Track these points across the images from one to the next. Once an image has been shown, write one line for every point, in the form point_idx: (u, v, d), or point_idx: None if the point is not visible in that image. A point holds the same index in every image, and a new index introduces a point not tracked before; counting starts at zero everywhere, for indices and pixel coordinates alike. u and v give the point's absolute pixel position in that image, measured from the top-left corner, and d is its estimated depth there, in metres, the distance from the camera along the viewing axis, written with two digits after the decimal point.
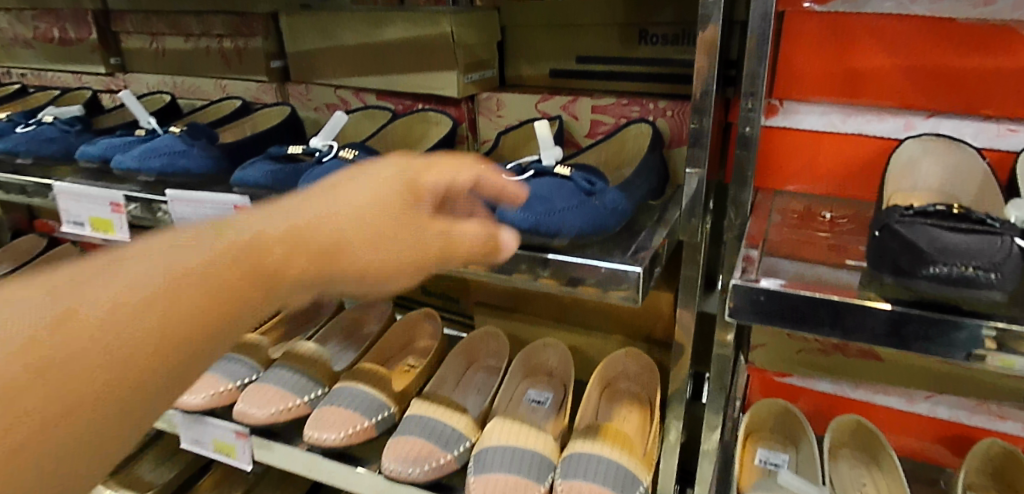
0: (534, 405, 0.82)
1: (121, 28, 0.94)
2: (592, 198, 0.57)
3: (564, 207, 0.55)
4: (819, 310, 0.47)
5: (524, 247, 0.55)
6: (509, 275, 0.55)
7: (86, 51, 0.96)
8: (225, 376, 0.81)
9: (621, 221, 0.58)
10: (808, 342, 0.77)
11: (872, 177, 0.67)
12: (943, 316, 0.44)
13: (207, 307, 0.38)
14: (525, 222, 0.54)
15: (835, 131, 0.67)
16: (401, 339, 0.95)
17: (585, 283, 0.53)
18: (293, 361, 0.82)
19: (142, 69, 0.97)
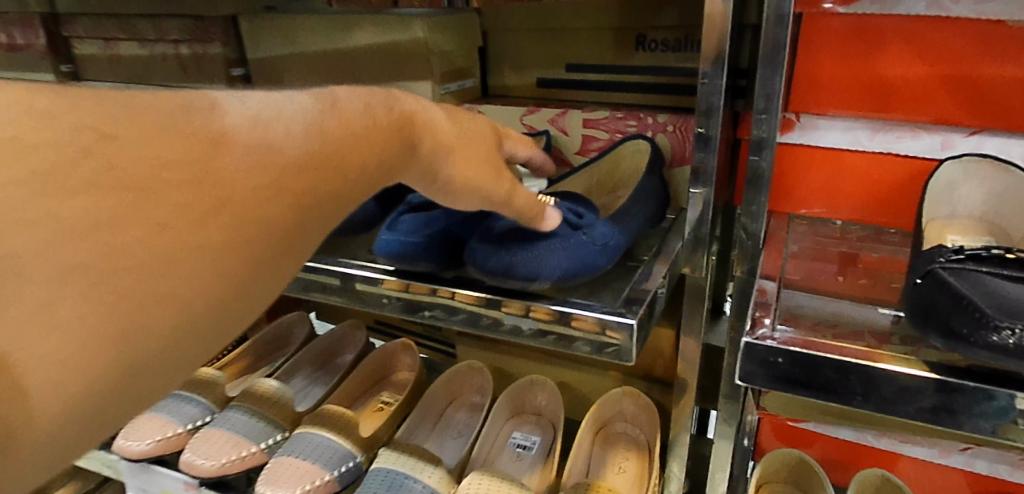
0: (518, 451, 0.74)
1: (72, 33, 0.86)
2: (580, 233, 0.48)
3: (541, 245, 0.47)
4: (851, 380, 0.39)
5: (502, 292, 0.47)
6: (487, 322, 0.48)
7: (36, 57, 0.88)
8: (176, 418, 0.74)
9: (612, 259, 0.50)
10: None
11: (903, 203, 0.58)
12: (998, 389, 0.36)
13: (354, 173, 0.36)
14: (497, 263, 0.47)
15: (860, 150, 0.58)
16: (375, 372, 0.86)
17: (574, 333, 0.45)
18: (250, 403, 0.74)
19: (97, 78, 0.89)
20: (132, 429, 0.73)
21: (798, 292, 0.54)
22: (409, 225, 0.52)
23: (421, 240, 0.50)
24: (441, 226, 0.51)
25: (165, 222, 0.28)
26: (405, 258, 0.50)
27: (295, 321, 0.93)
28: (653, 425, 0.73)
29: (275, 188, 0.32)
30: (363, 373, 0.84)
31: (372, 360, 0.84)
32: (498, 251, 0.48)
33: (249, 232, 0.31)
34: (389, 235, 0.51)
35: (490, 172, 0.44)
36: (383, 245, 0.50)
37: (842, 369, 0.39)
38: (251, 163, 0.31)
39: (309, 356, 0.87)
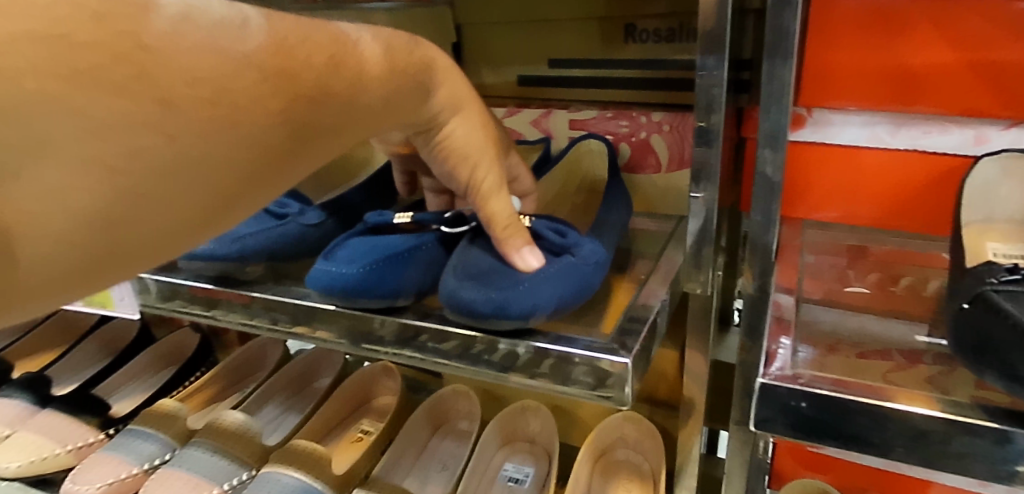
0: (509, 484, 0.67)
1: None
2: (566, 256, 0.42)
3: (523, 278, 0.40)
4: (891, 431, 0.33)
5: (467, 327, 0.40)
6: (480, 349, 0.40)
7: None
8: (131, 456, 0.67)
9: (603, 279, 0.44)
10: None
11: (934, 207, 0.52)
12: None
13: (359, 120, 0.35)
14: (485, 303, 0.38)
15: (882, 148, 0.52)
16: (354, 398, 0.79)
17: (578, 355, 0.37)
18: (213, 438, 0.68)
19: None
20: (82, 472, 0.67)
21: (820, 307, 0.48)
22: (357, 254, 0.43)
23: (377, 272, 0.41)
24: (397, 258, 0.43)
25: (179, 135, 0.27)
26: (364, 292, 0.41)
27: (268, 343, 0.86)
28: (657, 452, 0.66)
29: (284, 117, 0.31)
30: (341, 400, 0.77)
31: (350, 385, 0.78)
32: (481, 286, 0.39)
33: (247, 155, 0.30)
34: (333, 266, 0.42)
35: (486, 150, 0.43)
36: (327, 278, 0.42)
37: (878, 417, 0.33)
38: (270, 82, 0.30)
39: (281, 382, 0.81)
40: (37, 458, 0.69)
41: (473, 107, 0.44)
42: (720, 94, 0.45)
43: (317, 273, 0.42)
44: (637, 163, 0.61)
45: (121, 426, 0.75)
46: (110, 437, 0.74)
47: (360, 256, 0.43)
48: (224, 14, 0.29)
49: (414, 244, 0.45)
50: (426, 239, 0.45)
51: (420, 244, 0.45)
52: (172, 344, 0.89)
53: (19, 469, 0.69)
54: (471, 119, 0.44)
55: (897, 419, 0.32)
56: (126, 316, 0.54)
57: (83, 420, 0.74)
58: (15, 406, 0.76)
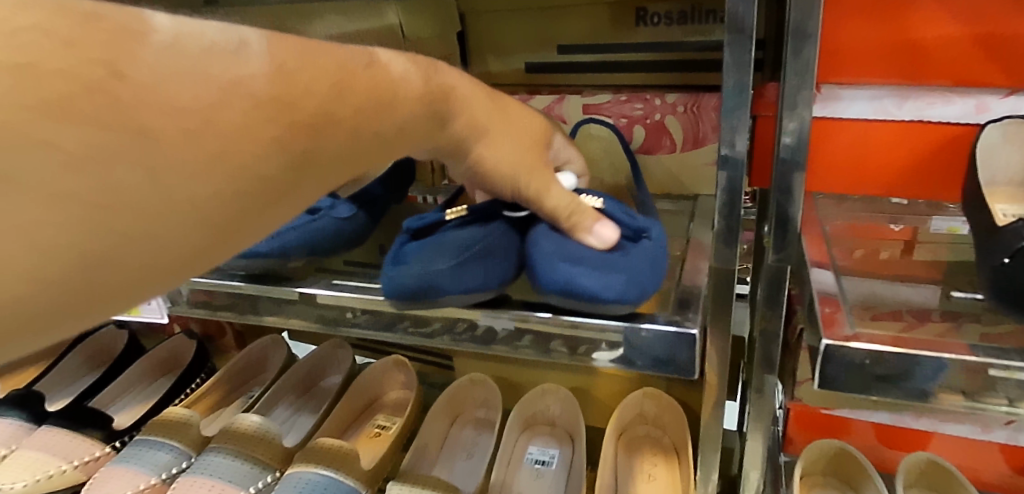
0: (537, 467, 0.68)
1: None
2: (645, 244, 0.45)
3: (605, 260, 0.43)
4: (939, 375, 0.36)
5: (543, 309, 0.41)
6: (463, 327, 0.43)
7: None
8: (145, 467, 0.65)
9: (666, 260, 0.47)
10: None
11: (936, 167, 0.56)
12: None
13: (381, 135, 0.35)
14: (605, 289, 0.39)
15: (887, 119, 0.56)
16: (367, 395, 0.78)
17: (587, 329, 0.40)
18: (231, 442, 0.66)
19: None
20: (95, 486, 0.64)
21: (857, 280, 0.49)
22: (438, 256, 0.42)
23: (467, 275, 0.41)
24: (477, 258, 0.43)
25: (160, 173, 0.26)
26: (461, 286, 0.41)
27: (270, 345, 0.85)
28: (680, 426, 0.69)
29: (281, 145, 0.30)
30: (355, 397, 0.76)
31: (362, 381, 0.77)
32: (593, 273, 0.40)
33: (286, 181, 0.31)
34: (418, 269, 0.41)
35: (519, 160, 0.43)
36: (417, 283, 0.40)
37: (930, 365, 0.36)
38: (269, 113, 0.29)
39: (288, 385, 0.79)
40: (41, 476, 0.66)
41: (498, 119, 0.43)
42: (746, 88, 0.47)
43: (402, 277, 0.41)
44: (652, 144, 0.62)
45: (127, 438, 0.72)
46: (117, 450, 0.71)
47: (442, 253, 0.43)
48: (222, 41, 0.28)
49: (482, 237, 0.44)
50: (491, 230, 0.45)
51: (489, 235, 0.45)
52: (167, 351, 0.86)
53: (25, 488, 0.65)
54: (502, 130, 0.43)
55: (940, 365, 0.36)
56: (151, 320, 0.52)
57: (86, 434, 0.71)
58: (8, 424, 0.72)
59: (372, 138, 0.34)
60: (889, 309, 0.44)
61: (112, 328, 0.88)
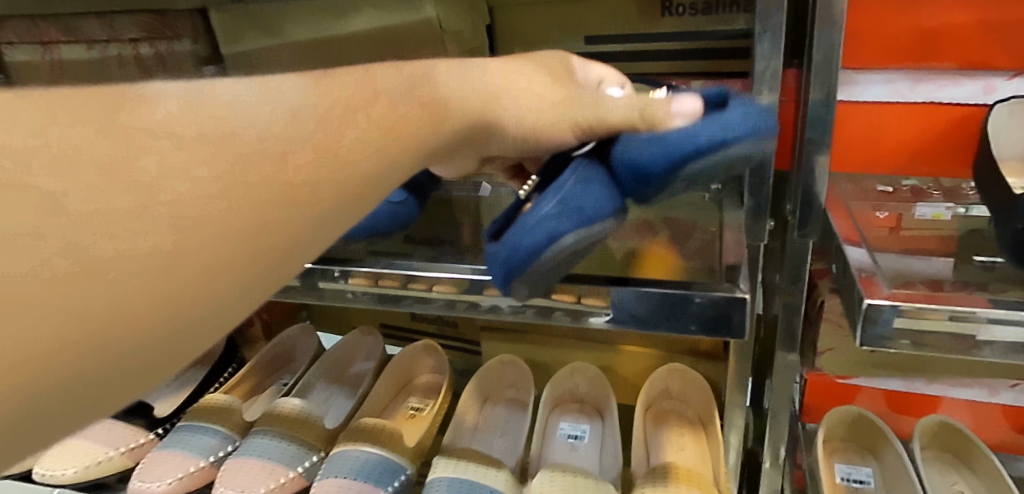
0: (570, 441, 0.71)
1: None
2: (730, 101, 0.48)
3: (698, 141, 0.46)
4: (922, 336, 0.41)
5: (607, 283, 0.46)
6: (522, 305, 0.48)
7: None
8: (194, 450, 0.67)
9: None
10: None
11: (945, 146, 0.61)
12: None
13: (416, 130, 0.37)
14: (722, 132, 0.44)
15: (901, 102, 0.61)
16: (397, 380, 0.80)
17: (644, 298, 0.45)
18: (276, 425, 0.68)
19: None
20: (146, 470, 0.66)
21: (887, 249, 0.52)
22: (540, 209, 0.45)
23: (576, 210, 0.44)
24: (578, 194, 0.45)
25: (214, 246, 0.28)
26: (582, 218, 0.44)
27: (298, 335, 0.87)
28: (706, 401, 0.73)
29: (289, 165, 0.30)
30: (388, 381, 0.78)
31: (395, 365, 0.79)
32: (702, 131, 0.44)
33: (396, 157, 0.35)
34: (539, 228, 0.43)
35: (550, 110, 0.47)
36: (534, 239, 0.43)
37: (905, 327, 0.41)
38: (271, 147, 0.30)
39: (321, 372, 0.81)
40: (91, 463, 0.67)
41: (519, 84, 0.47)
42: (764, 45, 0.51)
43: (518, 242, 0.44)
44: None
45: (170, 425, 0.73)
46: (161, 436, 0.72)
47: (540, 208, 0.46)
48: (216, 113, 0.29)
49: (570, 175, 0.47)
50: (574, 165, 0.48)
51: (573, 170, 0.47)
52: None
53: (75, 475, 0.67)
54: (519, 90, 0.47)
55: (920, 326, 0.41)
56: None
57: (131, 423, 0.72)
58: None
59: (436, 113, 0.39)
60: (918, 272, 0.48)
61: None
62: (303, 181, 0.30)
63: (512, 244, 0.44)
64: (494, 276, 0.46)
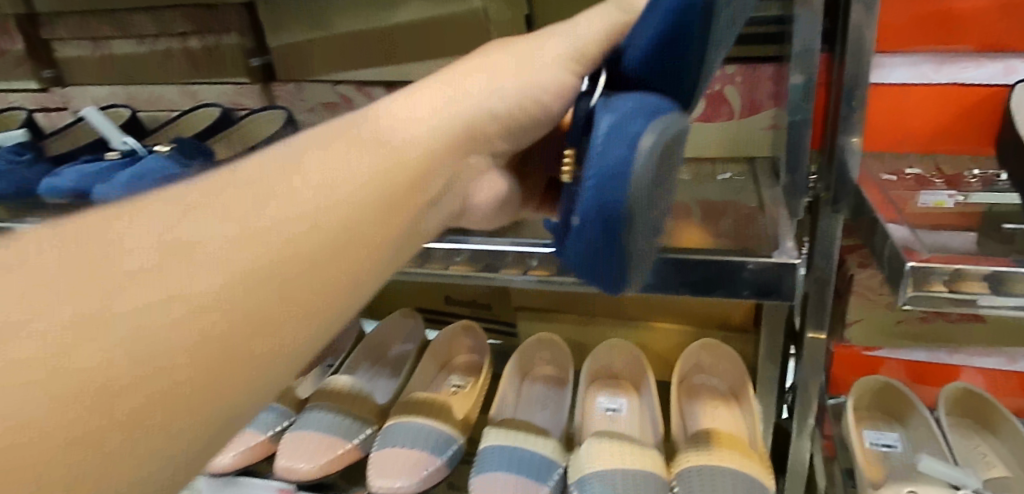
0: (610, 414, 0.74)
1: (52, 34, 0.80)
2: None
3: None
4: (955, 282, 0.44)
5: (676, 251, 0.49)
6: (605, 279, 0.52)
7: (13, 64, 0.82)
8: (254, 426, 0.70)
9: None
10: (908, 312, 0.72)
11: (966, 125, 0.65)
12: None
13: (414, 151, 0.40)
14: None
15: (926, 83, 0.64)
16: (438, 359, 0.83)
17: (698, 266, 0.48)
18: (330, 400, 0.71)
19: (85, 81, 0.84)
20: None
21: (920, 219, 0.56)
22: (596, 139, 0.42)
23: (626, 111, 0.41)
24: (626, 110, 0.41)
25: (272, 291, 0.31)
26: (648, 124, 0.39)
27: None
28: (738, 373, 0.76)
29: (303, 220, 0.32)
30: (430, 359, 0.81)
31: (436, 345, 0.82)
32: None
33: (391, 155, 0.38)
34: (613, 155, 0.38)
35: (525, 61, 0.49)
36: (613, 145, 0.39)
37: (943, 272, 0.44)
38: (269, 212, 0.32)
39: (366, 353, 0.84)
40: None
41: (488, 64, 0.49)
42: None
43: (599, 163, 0.39)
44: (712, 113, 0.70)
45: None
46: None
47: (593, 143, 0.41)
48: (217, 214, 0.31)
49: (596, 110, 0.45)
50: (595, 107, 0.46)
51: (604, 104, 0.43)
52: None
53: None
54: (500, 61, 0.48)
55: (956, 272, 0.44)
56: None
57: None
58: None
59: (456, 122, 0.43)
60: (953, 241, 0.52)
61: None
62: (352, 188, 0.35)
63: (593, 173, 0.39)
64: (591, 230, 0.40)
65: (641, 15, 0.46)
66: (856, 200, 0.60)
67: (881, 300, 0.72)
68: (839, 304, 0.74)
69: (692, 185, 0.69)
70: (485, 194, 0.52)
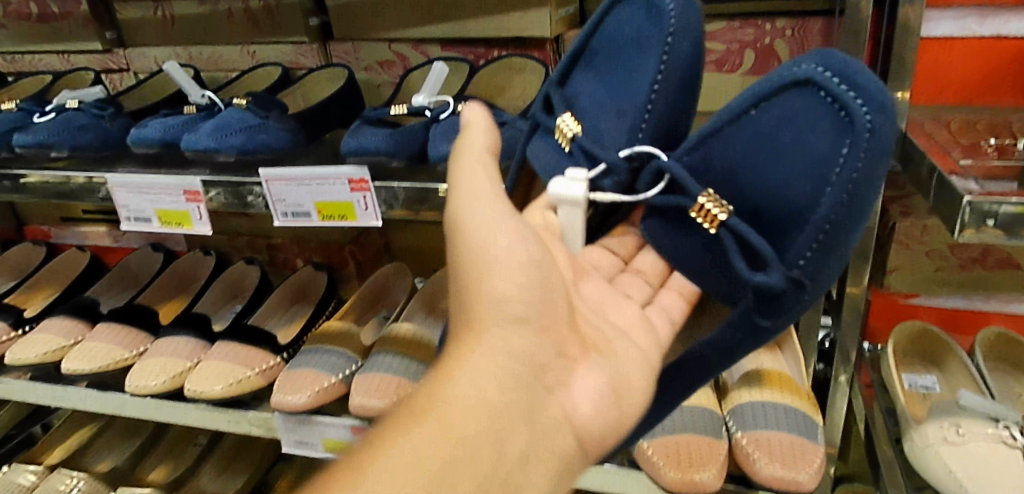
0: None
1: None
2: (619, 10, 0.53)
3: (616, 70, 0.52)
4: (994, 212, 0.48)
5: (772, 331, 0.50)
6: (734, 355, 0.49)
7: (77, 26, 0.85)
8: (325, 369, 0.69)
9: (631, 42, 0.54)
10: (947, 260, 0.75)
11: (1009, 77, 0.67)
12: None
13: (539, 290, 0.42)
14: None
15: (970, 36, 0.67)
16: None
17: None
18: (393, 346, 0.71)
19: (145, 42, 0.86)
20: (285, 383, 0.68)
21: (975, 158, 0.57)
22: (794, 101, 0.42)
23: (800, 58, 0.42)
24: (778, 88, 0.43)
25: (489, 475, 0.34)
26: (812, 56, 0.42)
27: (392, 275, 0.87)
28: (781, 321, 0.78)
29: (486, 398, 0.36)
30: None
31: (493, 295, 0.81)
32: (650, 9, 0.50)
33: (526, 315, 0.41)
34: (838, 78, 0.40)
35: (485, 263, 0.42)
36: (846, 66, 0.40)
37: (974, 208, 0.48)
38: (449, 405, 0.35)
39: (422, 303, 0.81)
40: (233, 381, 0.68)
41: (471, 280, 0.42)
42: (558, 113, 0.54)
43: (861, 85, 0.39)
44: (761, 67, 0.71)
45: (294, 350, 0.74)
46: (288, 360, 0.73)
47: (798, 99, 0.42)
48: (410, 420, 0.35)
49: (734, 105, 0.44)
50: (716, 117, 0.45)
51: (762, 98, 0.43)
52: (297, 285, 0.87)
53: (222, 392, 0.68)
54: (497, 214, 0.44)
55: (991, 203, 0.48)
56: (368, 227, 0.58)
57: (259, 347, 0.72)
58: (182, 341, 0.74)
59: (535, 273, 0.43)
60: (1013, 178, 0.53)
61: (240, 264, 0.90)
62: (503, 357, 0.38)
63: (854, 107, 0.39)
64: (863, 170, 0.39)
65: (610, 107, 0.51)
66: (904, 147, 0.63)
67: (920, 247, 0.75)
68: (879, 253, 0.78)
69: None
70: (598, 362, 0.43)
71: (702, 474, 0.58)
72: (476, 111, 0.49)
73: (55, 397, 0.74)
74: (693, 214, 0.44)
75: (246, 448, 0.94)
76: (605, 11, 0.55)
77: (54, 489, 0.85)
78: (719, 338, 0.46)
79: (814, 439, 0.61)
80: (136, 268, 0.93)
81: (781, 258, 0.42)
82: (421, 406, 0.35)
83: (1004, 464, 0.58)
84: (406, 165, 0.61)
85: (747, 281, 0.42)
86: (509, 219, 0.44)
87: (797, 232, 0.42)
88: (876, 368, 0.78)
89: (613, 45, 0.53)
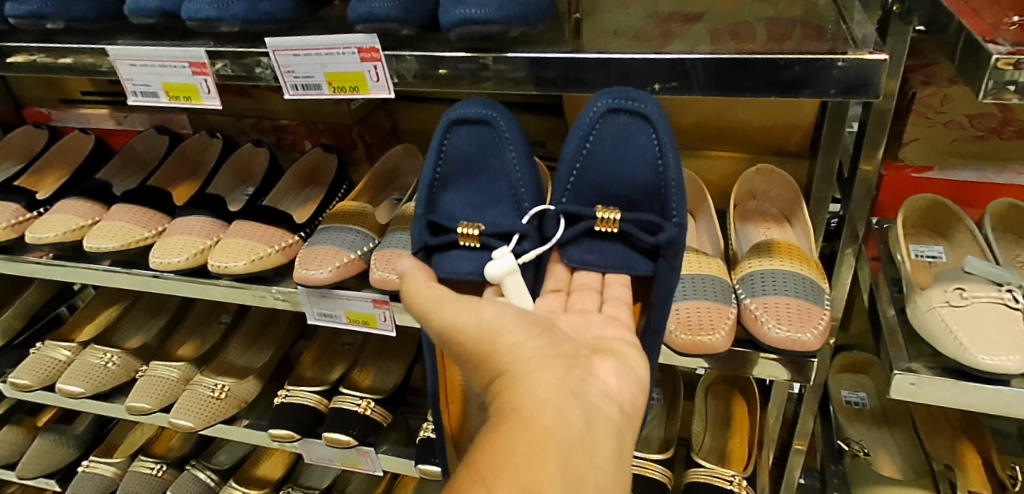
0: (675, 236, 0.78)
1: None
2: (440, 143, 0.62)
3: (476, 175, 0.63)
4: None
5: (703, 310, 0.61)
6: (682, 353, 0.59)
7: None
8: (343, 246, 0.70)
9: (459, 160, 0.62)
10: (964, 130, 0.74)
11: None
12: None
13: (536, 324, 0.46)
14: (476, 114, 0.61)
15: None
16: None
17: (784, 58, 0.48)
18: (408, 224, 0.72)
19: None
20: (306, 260, 0.69)
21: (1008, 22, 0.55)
22: (613, 122, 0.57)
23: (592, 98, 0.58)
24: (597, 130, 0.58)
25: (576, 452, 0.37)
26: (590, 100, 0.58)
27: (403, 155, 0.86)
28: (793, 199, 0.78)
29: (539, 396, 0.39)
30: None
31: None
32: (472, 127, 0.61)
33: (534, 339, 0.45)
34: (621, 100, 0.56)
35: (489, 335, 0.44)
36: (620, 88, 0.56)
37: (997, 70, 0.47)
38: (514, 419, 0.38)
39: None
40: (254, 257, 0.70)
41: (486, 351, 0.43)
42: (451, 227, 0.61)
43: (636, 95, 0.56)
44: None
45: (312, 229, 0.75)
46: (306, 238, 0.74)
47: (609, 124, 0.57)
48: (488, 445, 0.37)
49: (573, 148, 0.59)
50: (565, 165, 0.60)
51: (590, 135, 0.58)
52: (308, 167, 0.87)
53: (246, 267, 0.69)
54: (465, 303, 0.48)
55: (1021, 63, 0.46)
56: (380, 98, 0.57)
57: (276, 226, 0.73)
58: (200, 220, 0.75)
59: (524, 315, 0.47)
60: None
61: (248, 144, 0.88)
62: (535, 370, 0.42)
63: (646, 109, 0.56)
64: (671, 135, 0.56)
65: (489, 209, 0.62)
66: (932, 9, 0.60)
67: (939, 118, 0.74)
68: (896, 125, 0.77)
69: (764, 7, 0.68)
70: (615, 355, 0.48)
71: (712, 336, 0.61)
72: (408, 263, 0.52)
73: (87, 275, 0.77)
74: (600, 227, 0.58)
75: (268, 327, 0.98)
76: (439, 139, 0.62)
77: (89, 363, 0.89)
78: (663, 288, 0.57)
79: (821, 303, 0.63)
80: (144, 151, 0.92)
81: (664, 217, 0.58)
82: (491, 429, 0.38)
83: (1005, 323, 0.61)
84: (417, 33, 0.59)
85: (656, 243, 0.56)
86: (484, 302, 0.47)
87: (665, 195, 0.57)
88: (883, 241, 0.80)
89: (463, 161, 0.62)
